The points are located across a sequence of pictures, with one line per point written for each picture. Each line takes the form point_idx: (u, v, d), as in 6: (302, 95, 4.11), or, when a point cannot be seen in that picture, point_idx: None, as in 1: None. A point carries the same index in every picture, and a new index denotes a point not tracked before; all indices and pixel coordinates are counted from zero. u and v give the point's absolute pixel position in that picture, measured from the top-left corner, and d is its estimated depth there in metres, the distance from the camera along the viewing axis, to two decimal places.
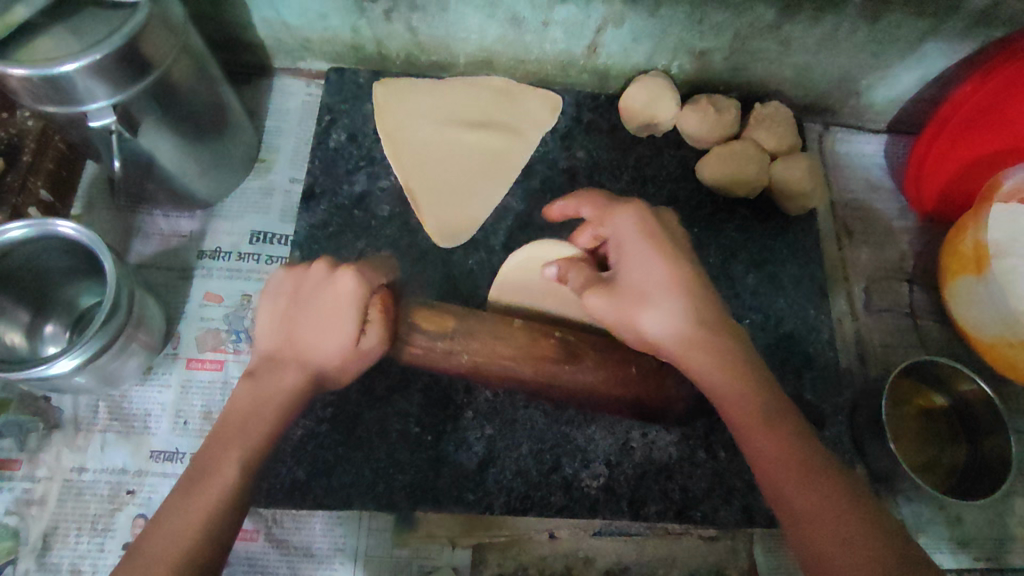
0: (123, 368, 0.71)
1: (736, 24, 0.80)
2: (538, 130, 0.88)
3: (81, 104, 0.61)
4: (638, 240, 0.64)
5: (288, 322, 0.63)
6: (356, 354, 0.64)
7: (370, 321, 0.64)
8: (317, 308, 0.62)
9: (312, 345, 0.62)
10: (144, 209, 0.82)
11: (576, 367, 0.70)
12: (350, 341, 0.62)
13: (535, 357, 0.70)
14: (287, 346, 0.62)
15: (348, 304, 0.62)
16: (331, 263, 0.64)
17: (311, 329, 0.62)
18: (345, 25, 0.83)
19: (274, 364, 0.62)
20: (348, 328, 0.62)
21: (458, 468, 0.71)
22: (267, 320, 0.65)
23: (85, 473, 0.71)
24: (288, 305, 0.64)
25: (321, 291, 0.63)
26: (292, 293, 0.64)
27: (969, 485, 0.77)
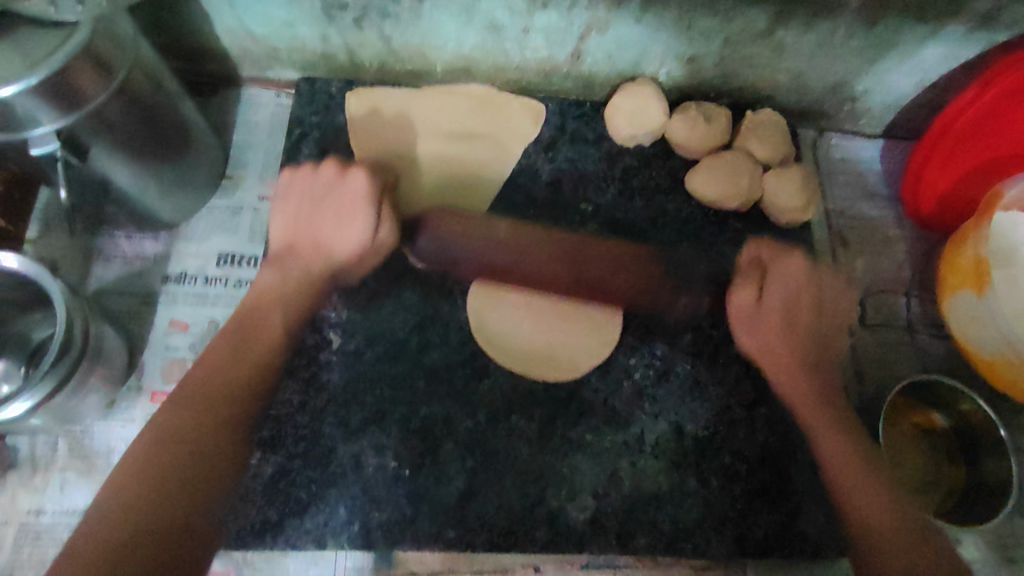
0: (82, 406, 0.67)
1: (727, 30, 0.76)
2: (520, 141, 0.84)
3: (21, 129, 0.56)
4: (773, 280, 0.73)
5: (305, 217, 0.70)
6: (371, 245, 0.69)
7: (383, 214, 0.68)
8: (333, 204, 0.68)
9: (331, 243, 0.69)
10: (105, 232, 0.78)
11: (594, 290, 0.72)
12: (365, 231, 0.68)
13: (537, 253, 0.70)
14: (309, 244, 0.69)
15: (359, 199, 0.67)
16: (340, 165, 0.69)
17: (326, 241, 0.69)
18: (314, 34, 0.79)
19: (296, 258, 0.69)
20: (364, 220, 0.67)
21: (438, 503, 0.68)
22: (283, 220, 0.70)
23: (43, 516, 0.67)
24: (303, 208, 0.70)
25: (331, 192, 0.69)
26: (307, 199, 0.70)
27: (967, 507, 0.74)
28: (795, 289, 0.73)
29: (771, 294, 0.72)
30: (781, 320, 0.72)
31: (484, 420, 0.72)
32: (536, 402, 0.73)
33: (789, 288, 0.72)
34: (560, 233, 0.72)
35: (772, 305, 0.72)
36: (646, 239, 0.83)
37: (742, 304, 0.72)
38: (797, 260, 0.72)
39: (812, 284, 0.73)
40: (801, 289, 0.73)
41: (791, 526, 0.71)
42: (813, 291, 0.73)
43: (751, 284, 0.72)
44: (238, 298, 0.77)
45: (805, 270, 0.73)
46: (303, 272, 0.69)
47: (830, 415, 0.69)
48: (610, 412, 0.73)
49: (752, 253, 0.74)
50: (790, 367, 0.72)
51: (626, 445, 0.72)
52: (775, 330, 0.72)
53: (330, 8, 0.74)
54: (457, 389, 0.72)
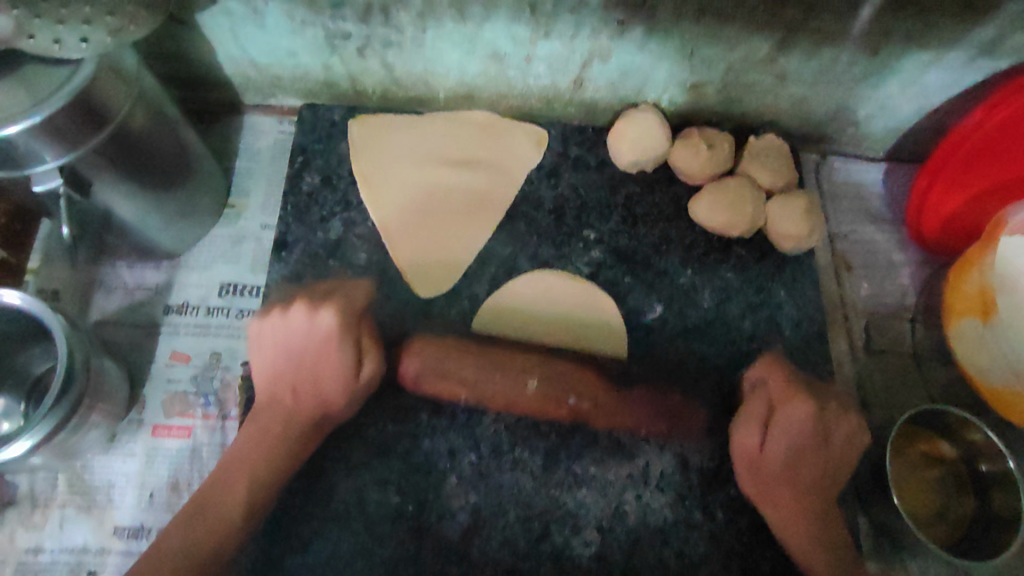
0: (82, 441, 0.66)
1: (730, 58, 0.76)
2: (524, 168, 0.84)
3: (23, 167, 0.56)
4: (778, 436, 0.69)
5: (283, 381, 0.68)
6: (358, 383, 0.68)
7: (365, 350, 0.68)
8: (312, 362, 0.67)
9: (317, 381, 0.67)
10: (106, 262, 0.77)
11: (595, 419, 0.71)
12: (349, 369, 0.67)
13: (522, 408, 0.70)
14: (287, 395, 0.67)
15: (332, 339, 0.67)
16: (309, 305, 0.68)
17: (308, 360, 0.67)
18: (317, 62, 0.79)
19: (273, 381, 0.68)
20: (346, 357, 0.67)
21: (442, 539, 0.67)
22: (262, 367, 0.69)
23: (42, 554, 0.66)
24: (275, 351, 0.68)
25: (309, 334, 0.67)
26: (284, 347, 0.68)
27: (976, 538, 0.74)
28: (802, 432, 0.68)
29: (777, 440, 0.69)
30: (782, 466, 0.69)
31: (488, 453, 0.71)
32: (540, 433, 0.72)
33: (792, 431, 0.69)
34: (546, 360, 0.71)
35: (775, 457, 0.69)
36: (649, 267, 0.82)
37: (745, 451, 0.70)
38: (803, 405, 0.68)
39: (818, 439, 0.69)
40: (809, 436, 0.69)
41: None
42: (811, 439, 0.69)
43: (760, 418, 0.70)
44: (241, 329, 0.76)
45: (810, 421, 0.68)
46: (284, 422, 0.66)
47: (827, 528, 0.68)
48: (615, 444, 0.72)
49: (755, 379, 0.74)
50: (787, 493, 0.69)
51: (631, 478, 0.72)
52: (784, 484, 0.69)
53: (332, 38, 0.74)
54: (460, 422, 0.72)
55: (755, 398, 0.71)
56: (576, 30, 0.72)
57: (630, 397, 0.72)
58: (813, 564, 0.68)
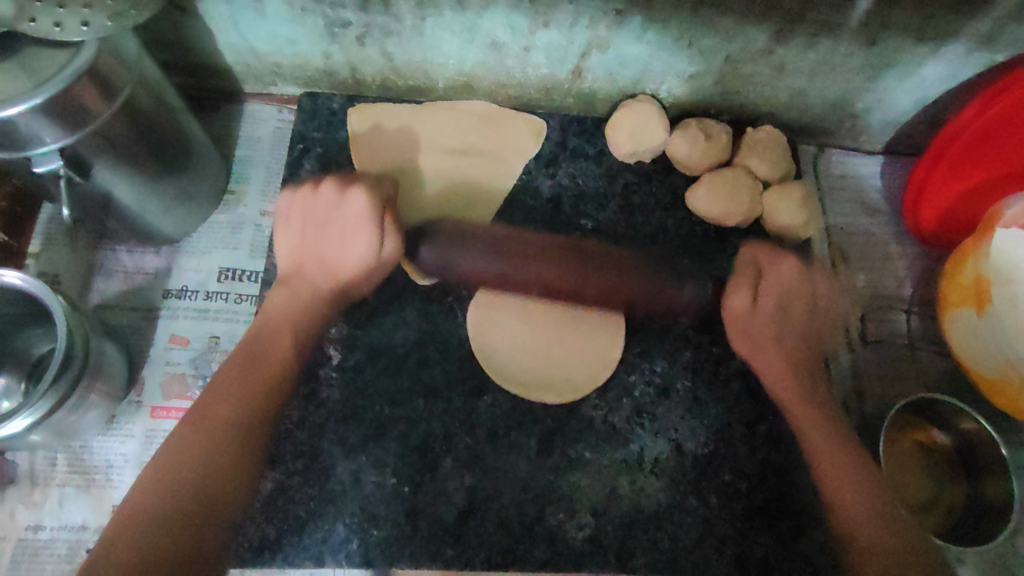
0: (82, 421, 0.67)
1: (727, 48, 0.77)
2: (522, 156, 0.85)
3: (24, 148, 0.57)
4: (772, 296, 0.71)
5: (310, 235, 0.70)
6: (380, 258, 0.68)
7: (387, 231, 0.68)
8: (336, 225, 0.68)
9: (337, 257, 0.69)
10: (107, 246, 0.78)
11: (593, 271, 0.68)
12: (372, 246, 0.67)
13: (536, 276, 0.67)
14: (310, 266, 0.70)
15: (364, 218, 0.67)
16: (339, 181, 0.69)
17: (332, 245, 0.69)
18: (317, 50, 0.79)
19: (298, 273, 0.70)
20: (369, 237, 0.67)
21: (437, 520, 0.68)
22: (286, 239, 0.71)
23: (42, 532, 0.67)
24: (302, 226, 0.71)
25: (336, 209, 0.68)
26: (303, 216, 0.70)
27: (969, 528, 0.74)
28: (783, 281, 0.72)
29: (766, 285, 0.71)
30: (772, 315, 0.72)
31: (483, 436, 0.71)
32: (535, 418, 0.72)
33: (779, 287, 0.72)
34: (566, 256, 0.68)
35: (766, 313, 0.71)
36: None
37: (734, 311, 0.71)
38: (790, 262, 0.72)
39: (806, 289, 0.73)
40: (797, 288, 0.72)
41: (792, 545, 0.71)
42: (798, 289, 0.72)
43: (750, 278, 0.71)
44: (239, 313, 0.77)
45: (796, 274, 0.72)
46: (303, 287, 0.70)
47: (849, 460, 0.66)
48: (610, 430, 0.73)
49: (748, 256, 0.73)
50: (815, 412, 0.70)
51: (625, 463, 0.72)
52: (769, 330, 0.72)
53: (332, 26, 0.75)
54: (456, 406, 0.72)
55: (750, 249, 0.73)
56: (574, 19, 0.73)
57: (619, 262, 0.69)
58: (841, 502, 0.64)
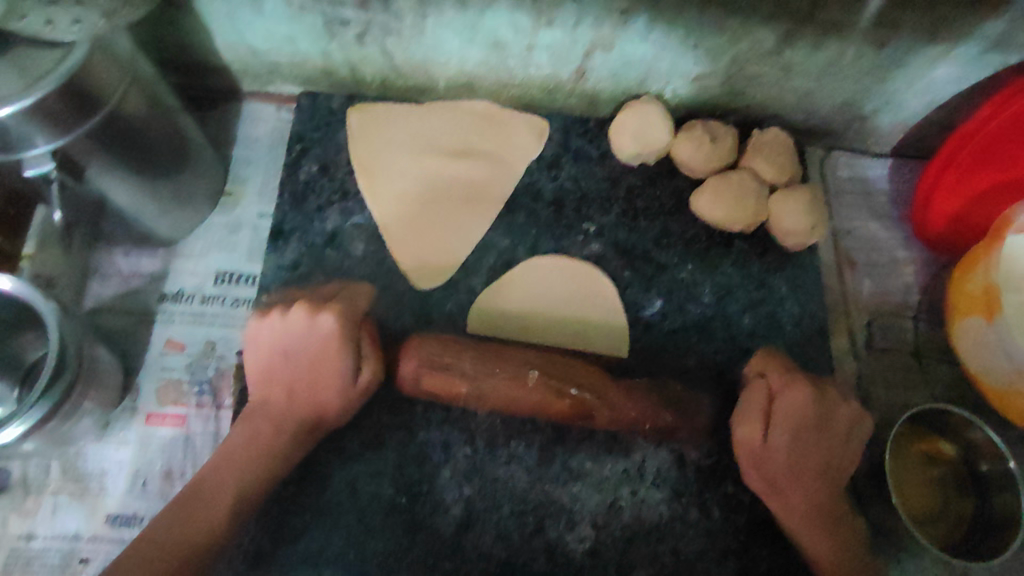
0: (75, 428, 0.66)
1: (735, 49, 0.75)
2: (524, 159, 0.83)
3: (16, 151, 0.56)
4: (784, 419, 0.66)
5: (275, 377, 0.66)
6: (356, 390, 0.65)
7: (363, 356, 0.65)
8: (308, 358, 0.65)
9: (314, 379, 0.65)
10: (101, 248, 0.77)
11: (612, 411, 0.67)
12: (347, 378, 0.64)
13: (518, 400, 0.66)
14: (282, 393, 0.66)
15: (331, 343, 0.64)
16: (310, 307, 0.65)
17: (304, 378, 0.65)
18: (315, 49, 0.78)
19: (264, 408, 0.66)
20: (342, 369, 0.64)
21: (435, 532, 0.67)
22: (252, 362, 0.67)
23: (34, 540, 0.66)
24: (271, 351, 0.66)
25: (305, 334, 0.65)
26: (277, 347, 0.66)
27: (976, 541, 0.73)
28: (795, 413, 0.66)
29: (777, 418, 0.66)
30: (788, 447, 0.66)
31: (483, 445, 0.70)
32: (536, 427, 0.71)
33: (794, 421, 0.66)
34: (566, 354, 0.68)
35: (778, 446, 0.66)
36: (649, 261, 0.81)
37: (743, 442, 0.67)
38: (803, 393, 0.65)
39: (821, 420, 0.66)
40: (811, 415, 0.66)
41: (796, 559, 0.70)
42: (805, 414, 0.65)
43: (761, 407, 0.66)
44: (236, 318, 0.75)
45: (811, 407, 0.66)
46: (275, 421, 0.65)
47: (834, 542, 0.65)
48: (611, 439, 0.72)
49: (753, 370, 0.71)
50: (800, 505, 0.66)
51: (627, 474, 0.71)
52: (783, 473, 0.66)
53: (330, 24, 0.73)
54: (455, 415, 0.71)
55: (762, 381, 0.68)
56: (579, 18, 0.71)
57: (633, 390, 0.68)
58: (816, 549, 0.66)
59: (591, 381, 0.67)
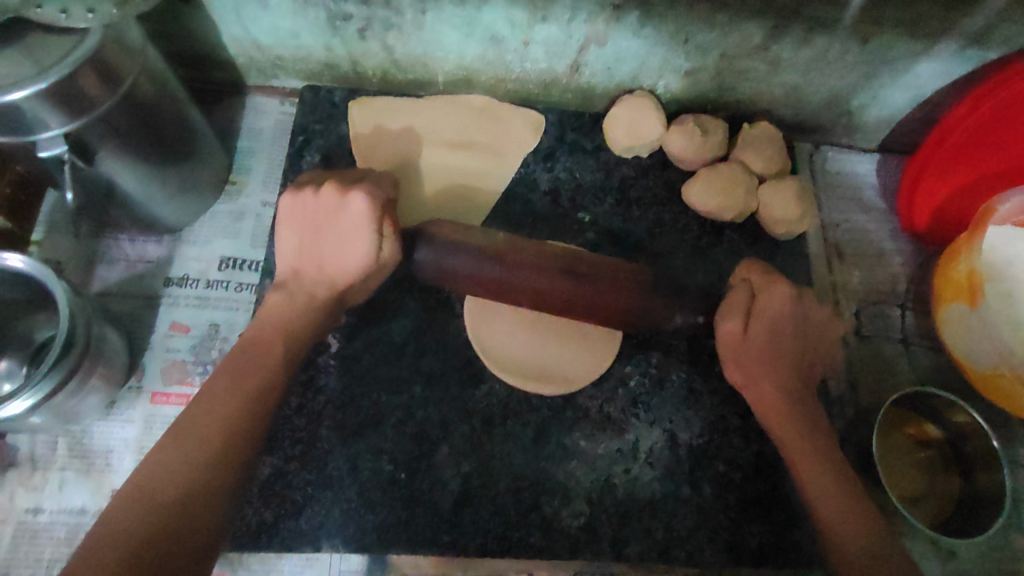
0: (82, 405, 0.68)
1: (724, 44, 0.78)
2: (521, 151, 0.86)
3: (28, 133, 0.58)
4: (766, 332, 0.71)
5: (307, 242, 0.70)
6: (378, 261, 0.69)
7: (386, 231, 0.67)
8: (335, 229, 0.68)
9: (336, 261, 0.69)
10: (108, 235, 0.79)
11: (593, 285, 0.69)
12: (368, 252, 0.67)
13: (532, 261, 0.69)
14: (314, 267, 0.70)
15: (364, 221, 0.67)
16: (340, 187, 0.68)
17: (333, 242, 0.69)
18: (319, 43, 0.80)
19: (297, 278, 0.70)
20: (367, 239, 0.67)
21: (433, 507, 0.69)
22: (288, 243, 0.71)
23: (41, 514, 0.67)
24: (305, 235, 0.70)
25: (337, 215, 0.68)
26: (307, 222, 0.70)
27: (962, 520, 0.74)
28: (765, 309, 0.71)
29: (755, 322, 0.71)
30: (767, 345, 0.71)
31: (480, 425, 0.72)
32: (532, 408, 0.73)
33: (769, 315, 0.71)
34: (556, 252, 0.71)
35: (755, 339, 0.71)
36: (642, 249, 0.84)
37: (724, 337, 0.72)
38: (782, 288, 0.70)
39: (796, 315, 0.72)
40: (787, 316, 0.71)
41: (785, 536, 0.71)
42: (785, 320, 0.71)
43: (739, 318, 0.71)
44: (240, 302, 0.78)
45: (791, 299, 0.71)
46: (303, 291, 0.70)
47: (819, 455, 0.67)
48: (605, 419, 0.74)
49: (742, 274, 0.73)
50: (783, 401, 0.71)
51: (621, 452, 0.73)
52: (762, 363, 0.71)
53: (334, 19, 0.76)
54: (452, 394, 0.73)
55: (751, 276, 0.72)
56: (573, 14, 0.74)
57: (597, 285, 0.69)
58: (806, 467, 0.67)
59: (591, 268, 0.70)
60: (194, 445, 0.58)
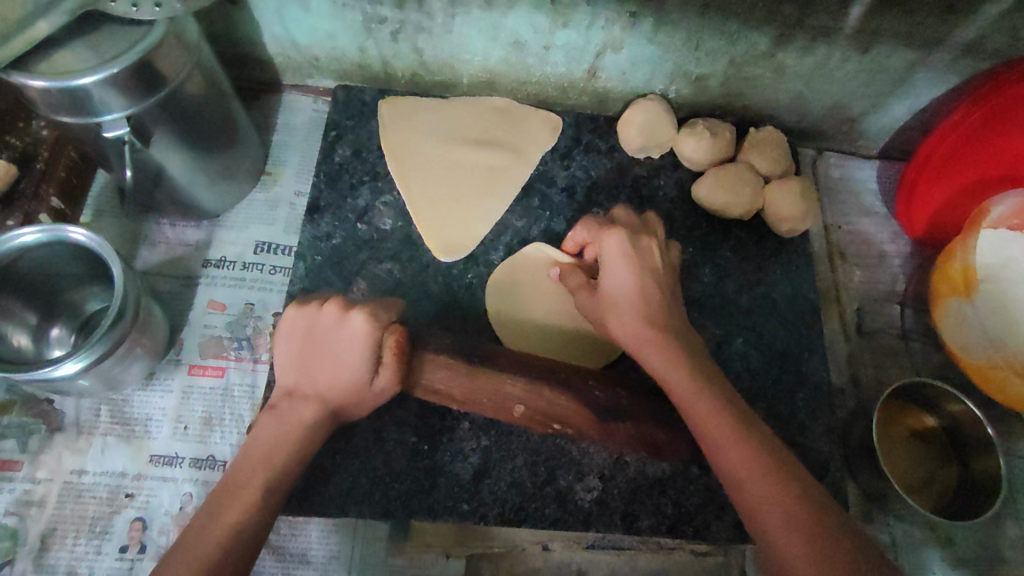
0: (125, 373, 0.72)
1: (732, 51, 0.83)
2: (539, 149, 0.90)
3: (95, 114, 0.63)
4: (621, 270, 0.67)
5: (309, 361, 0.66)
6: (371, 389, 0.67)
7: (383, 362, 0.66)
8: (332, 349, 0.65)
9: (333, 371, 0.65)
10: (151, 219, 0.84)
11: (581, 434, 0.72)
12: (365, 377, 0.65)
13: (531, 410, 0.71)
14: (312, 390, 0.66)
15: (361, 345, 0.64)
16: (343, 304, 0.66)
17: (329, 373, 0.65)
18: (354, 45, 0.86)
19: (294, 408, 0.65)
20: (364, 366, 0.64)
21: (454, 477, 0.73)
22: (287, 363, 0.67)
23: (85, 476, 0.71)
24: (303, 348, 0.67)
25: (335, 332, 0.65)
26: (304, 333, 0.67)
27: (959, 505, 0.78)
28: (648, 266, 0.68)
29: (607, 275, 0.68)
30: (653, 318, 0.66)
31: None
32: None
33: (613, 276, 0.68)
34: (555, 388, 0.71)
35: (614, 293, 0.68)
36: None
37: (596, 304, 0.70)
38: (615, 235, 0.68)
39: (636, 264, 0.68)
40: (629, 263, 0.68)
41: None
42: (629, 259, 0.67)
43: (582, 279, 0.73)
44: (273, 284, 0.82)
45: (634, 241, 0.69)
46: (307, 410, 0.65)
47: (738, 436, 0.58)
48: None
49: (609, 243, 0.68)
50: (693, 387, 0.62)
51: None
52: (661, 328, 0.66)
53: (370, 22, 0.82)
54: None
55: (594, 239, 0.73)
56: (592, 20, 0.80)
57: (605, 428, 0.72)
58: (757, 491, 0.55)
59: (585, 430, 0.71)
60: (242, 501, 0.60)
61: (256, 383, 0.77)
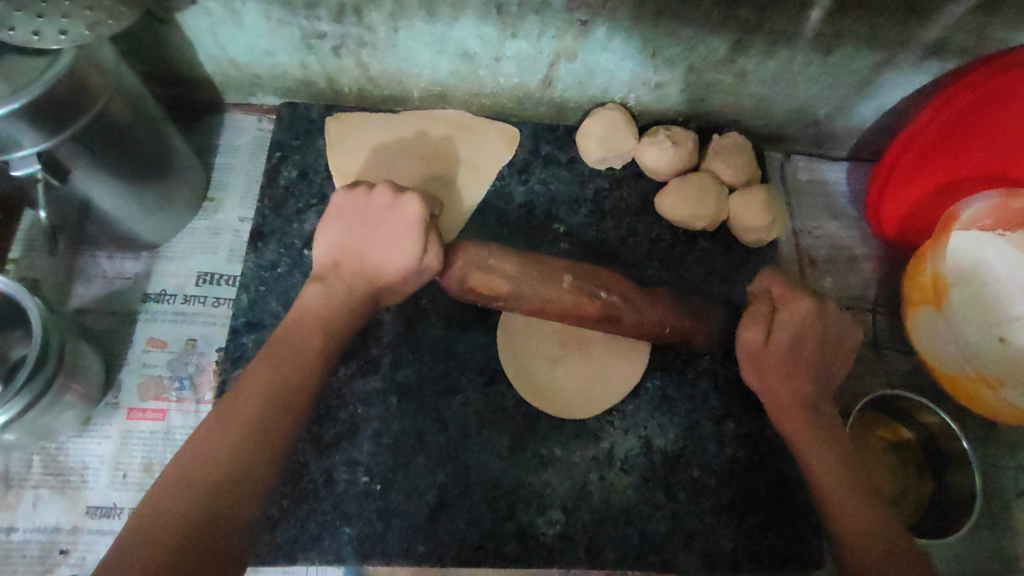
0: (56, 422, 0.68)
1: (689, 57, 0.80)
2: (496, 163, 0.87)
3: (3, 153, 0.58)
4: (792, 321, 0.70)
5: (356, 240, 0.69)
6: (418, 267, 0.68)
7: (430, 240, 0.68)
8: (386, 227, 0.68)
9: (378, 258, 0.68)
10: (87, 252, 0.80)
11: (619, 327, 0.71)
12: (414, 253, 0.67)
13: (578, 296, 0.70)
14: (355, 256, 0.69)
15: (411, 224, 0.68)
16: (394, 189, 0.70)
17: (376, 246, 0.68)
18: (294, 61, 0.82)
19: (337, 275, 0.69)
20: (414, 242, 0.67)
21: (409, 518, 0.69)
22: (331, 238, 0.70)
23: (15, 533, 0.68)
24: (353, 223, 0.70)
25: (387, 214, 0.69)
26: (355, 215, 0.70)
27: (932, 523, 0.75)
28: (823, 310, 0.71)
29: (779, 333, 0.69)
30: (788, 354, 0.69)
31: (456, 434, 0.73)
32: (507, 417, 0.74)
33: (792, 331, 0.69)
34: (604, 278, 0.71)
35: (778, 350, 0.68)
36: (616, 258, 0.85)
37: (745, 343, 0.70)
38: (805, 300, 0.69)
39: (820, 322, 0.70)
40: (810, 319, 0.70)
41: (758, 540, 0.73)
42: (820, 323, 0.70)
43: (761, 324, 0.70)
44: (217, 317, 0.78)
45: (817, 315, 0.69)
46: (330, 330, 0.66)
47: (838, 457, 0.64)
48: (581, 427, 0.74)
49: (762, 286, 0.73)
50: (792, 403, 0.68)
51: (596, 459, 0.73)
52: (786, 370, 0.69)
53: (308, 38, 0.77)
54: (428, 405, 0.74)
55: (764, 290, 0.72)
56: (542, 30, 0.76)
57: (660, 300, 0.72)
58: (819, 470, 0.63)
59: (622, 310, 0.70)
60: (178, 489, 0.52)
61: (199, 424, 0.73)
